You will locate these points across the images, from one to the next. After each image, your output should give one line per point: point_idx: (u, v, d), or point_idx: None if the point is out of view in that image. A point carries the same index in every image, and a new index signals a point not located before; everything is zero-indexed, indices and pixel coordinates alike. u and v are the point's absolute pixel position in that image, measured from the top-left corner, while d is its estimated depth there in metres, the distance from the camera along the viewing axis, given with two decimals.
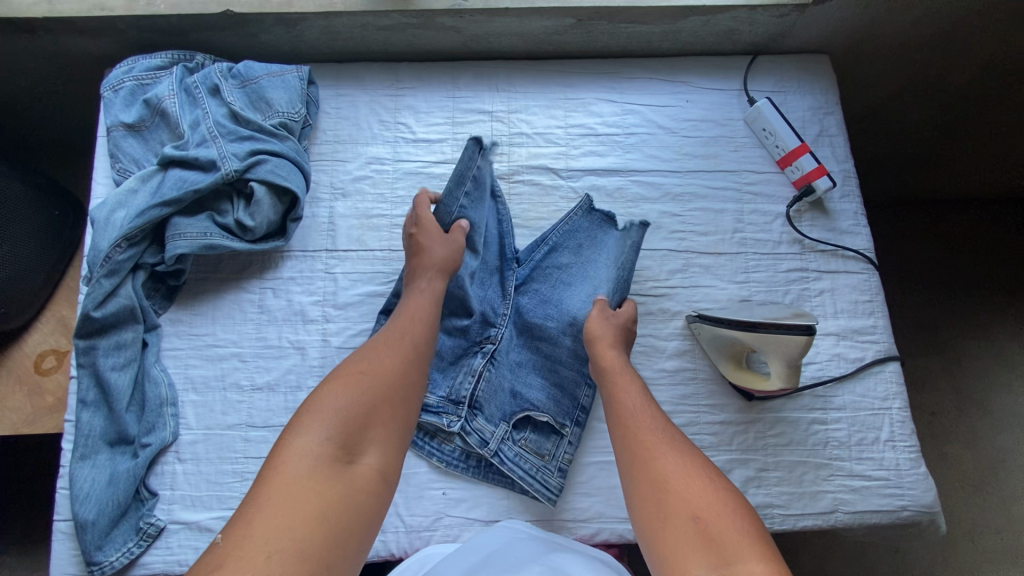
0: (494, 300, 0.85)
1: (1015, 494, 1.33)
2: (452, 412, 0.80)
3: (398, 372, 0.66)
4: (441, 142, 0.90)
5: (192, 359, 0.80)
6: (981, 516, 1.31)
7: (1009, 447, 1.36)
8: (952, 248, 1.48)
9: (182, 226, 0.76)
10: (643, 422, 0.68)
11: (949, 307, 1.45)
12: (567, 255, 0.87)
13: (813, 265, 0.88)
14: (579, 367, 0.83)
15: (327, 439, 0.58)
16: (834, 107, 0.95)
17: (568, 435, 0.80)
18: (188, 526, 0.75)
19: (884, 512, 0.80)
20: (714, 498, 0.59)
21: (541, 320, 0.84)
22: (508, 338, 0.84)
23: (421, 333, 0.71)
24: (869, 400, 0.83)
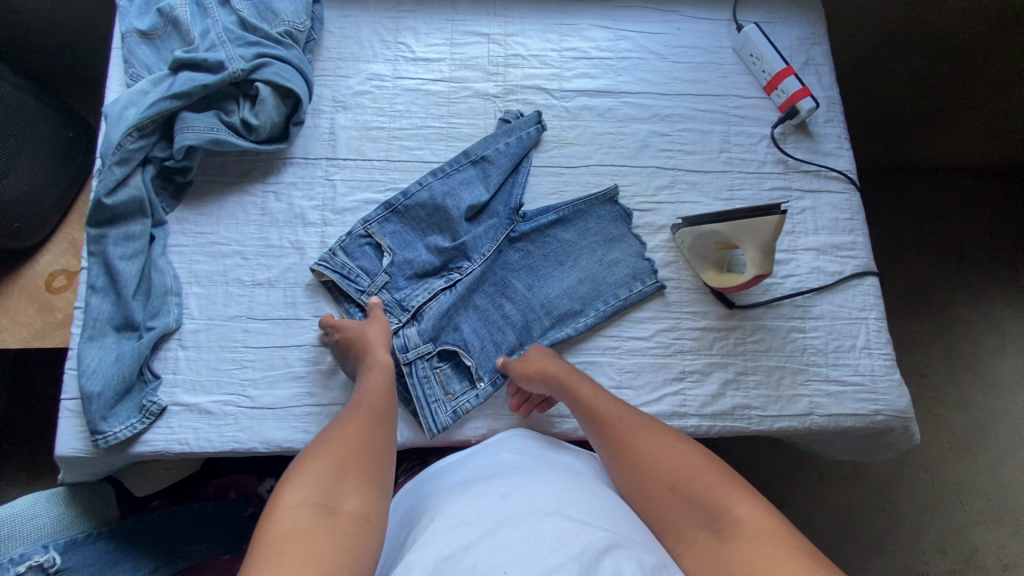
0: (479, 239, 0.86)
1: (999, 451, 1.35)
2: (393, 316, 0.82)
3: (365, 447, 0.63)
4: (439, 62, 0.94)
5: (196, 255, 0.84)
6: (965, 469, 1.34)
7: (994, 405, 1.39)
8: (945, 208, 1.50)
9: (190, 121, 0.79)
10: (606, 416, 0.71)
11: (941, 268, 1.48)
12: (572, 232, 0.89)
13: (796, 185, 0.91)
14: (523, 333, 0.84)
15: (306, 499, 0.55)
16: (821, 38, 0.98)
17: (480, 387, 0.80)
18: (189, 408, 0.79)
19: (859, 416, 0.82)
20: (685, 462, 0.64)
21: (515, 282, 0.86)
22: (476, 276, 0.84)
23: (381, 413, 0.68)
24: (846, 310, 0.86)
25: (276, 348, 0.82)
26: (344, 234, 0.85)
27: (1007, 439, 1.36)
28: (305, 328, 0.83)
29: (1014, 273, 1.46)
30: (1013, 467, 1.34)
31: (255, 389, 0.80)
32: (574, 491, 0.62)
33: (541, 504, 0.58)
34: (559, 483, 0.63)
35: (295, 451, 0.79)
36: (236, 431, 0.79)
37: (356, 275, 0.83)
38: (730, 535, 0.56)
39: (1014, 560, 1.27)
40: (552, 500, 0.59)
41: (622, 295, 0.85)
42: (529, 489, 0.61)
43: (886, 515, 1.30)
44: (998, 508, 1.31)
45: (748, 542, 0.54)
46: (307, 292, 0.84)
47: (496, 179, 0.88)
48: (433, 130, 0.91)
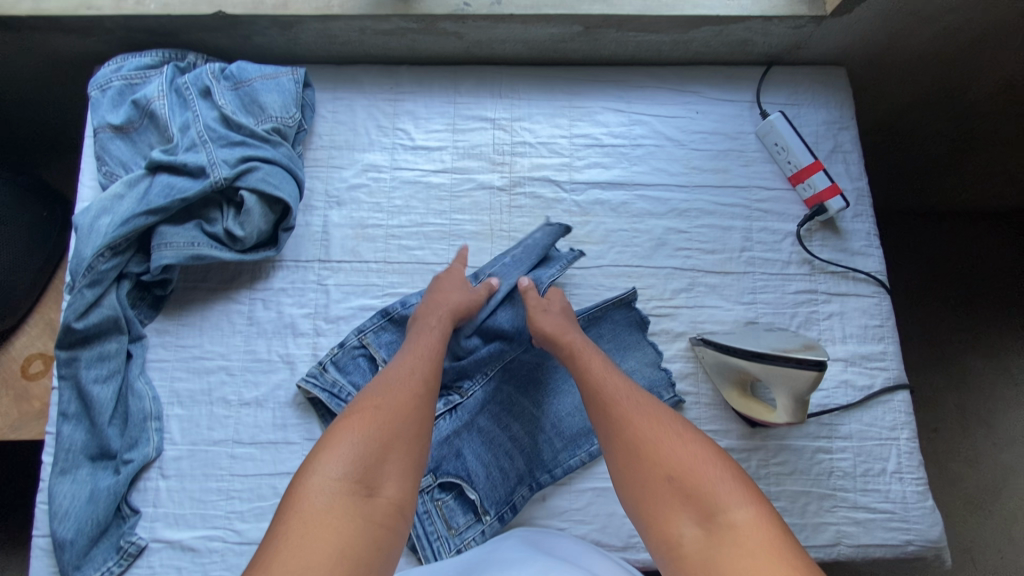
0: (482, 360, 0.80)
1: (1014, 509, 1.30)
2: None
3: (410, 406, 0.62)
4: (440, 150, 0.87)
5: (178, 371, 0.78)
6: (979, 530, 1.29)
7: (1009, 459, 1.33)
8: (964, 261, 1.45)
9: (169, 236, 0.73)
10: (609, 393, 0.67)
11: (959, 326, 1.42)
12: None
13: (822, 287, 0.85)
14: (531, 458, 0.78)
15: (345, 473, 0.55)
16: (849, 122, 0.91)
17: (486, 522, 0.75)
18: (171, 545, 0.73)
19: (889, 546, 0.77)
20: (688, 450, 0.60)
21: (523, 399, 0.81)
22: (478, 399, 0.80)
23: (431, 368, 0.67)
24: (876, 429, 0.80)
25: (264, 476, 0.76)
26: (337, 346, 0.78)
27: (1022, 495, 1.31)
28: (296, 452, 0.77)
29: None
30: None
31: (242, 522, 0.74)
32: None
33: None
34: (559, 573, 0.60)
35: None
36: (222, 571, 0.73)
37: (345, 393, 0.76)
38: (721, 541, 0.53)
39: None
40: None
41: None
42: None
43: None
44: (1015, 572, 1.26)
45: (736, 551, 0.51)
46: (298, 412, 0.78)
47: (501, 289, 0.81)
48: (434, 227, 0.84)
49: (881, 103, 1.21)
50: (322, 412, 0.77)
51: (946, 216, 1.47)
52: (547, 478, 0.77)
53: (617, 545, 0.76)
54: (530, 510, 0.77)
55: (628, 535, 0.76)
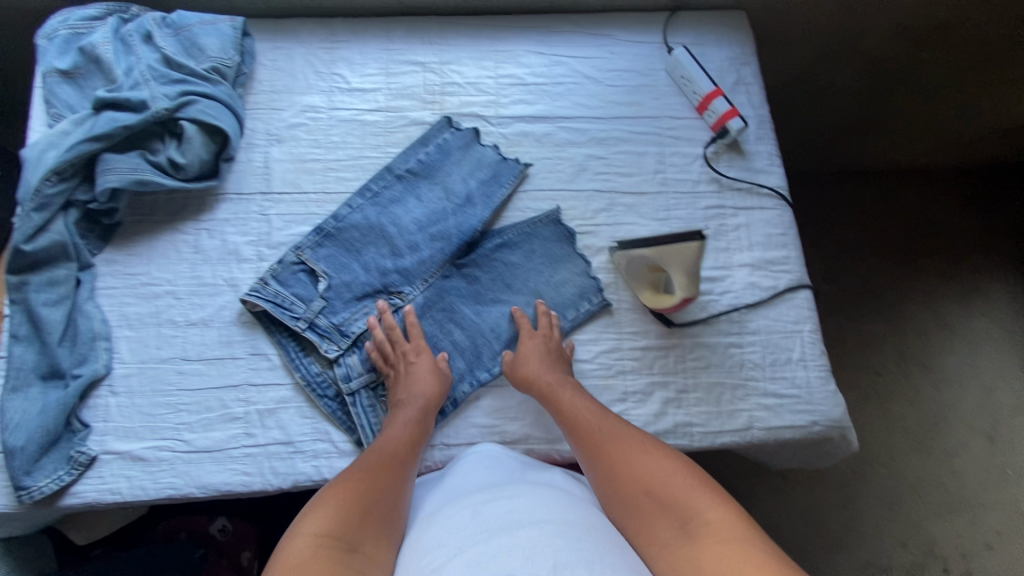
0: (421, 265, 0.86)
1: (953, 444, 1.39)
2: (334, 340, 0.82)
3: (385, 489, 0.66)
4: (375, 91, 0.93)
5: (126, 297, 0.82)
6: (921, 463, 1.37)
7: (946, 398, 1.43)
8: (881, 209, 1.57)
9: (112, 162, 0.78)
10: (591, 429, 0.73)
11: (886, 269, 1.52)
12: (518, 254, 0.90)
13: (730, 202, 0.93)
14: (472, 360, 0.85)
15: (325, 530, 0.59)
16: (750, 58, 1.00)
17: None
18: (122, 455, 0.77)
19: (797, 427, 0.84)
20: (660, 466, 0.67)
21: (463, 306, 0.87)
22: (419, 304, 0.86)
23: (409, 456, 0.72)
24: (781, 324, 0.88)
25: (211, 390, 0.80)
26: (276, 263, 0.84)
27: (959, 432, 1.40)
28: (241, 367, 0.81)
29: (956, 269, 1.51)
30: (968, 460, 1.38)
31: (190, 432, 0.79)
32: (543, 500, 0.65)
33: (514, 514, 0.61)
34: (527, 493, 0.66)
35: (235, 494, 0.78)
36: (172, 478, 0.77)
37: (289, 301, 0.82)
38: (698, 536, 0.59)
39: (971, 549, 1.30)
40: (521, 512, 0.61)
41: (569, 316, 0.88)
42: (498, 503, 0.64)
43: (848, 512, 1.33)
44: (956, 502, 1.34)
45: (710, 541, 0.58)
46: (243, 330, 0.83)
47: (429, 196, 0.90)
48: (370, 159, 0.90)
49: (790, 60, 1.30)
50: (268, 321, 0.83)
51: (862, 172, 1.60)
52: (486, 377, 0.83)
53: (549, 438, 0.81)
54: (467, 410, 0.82)
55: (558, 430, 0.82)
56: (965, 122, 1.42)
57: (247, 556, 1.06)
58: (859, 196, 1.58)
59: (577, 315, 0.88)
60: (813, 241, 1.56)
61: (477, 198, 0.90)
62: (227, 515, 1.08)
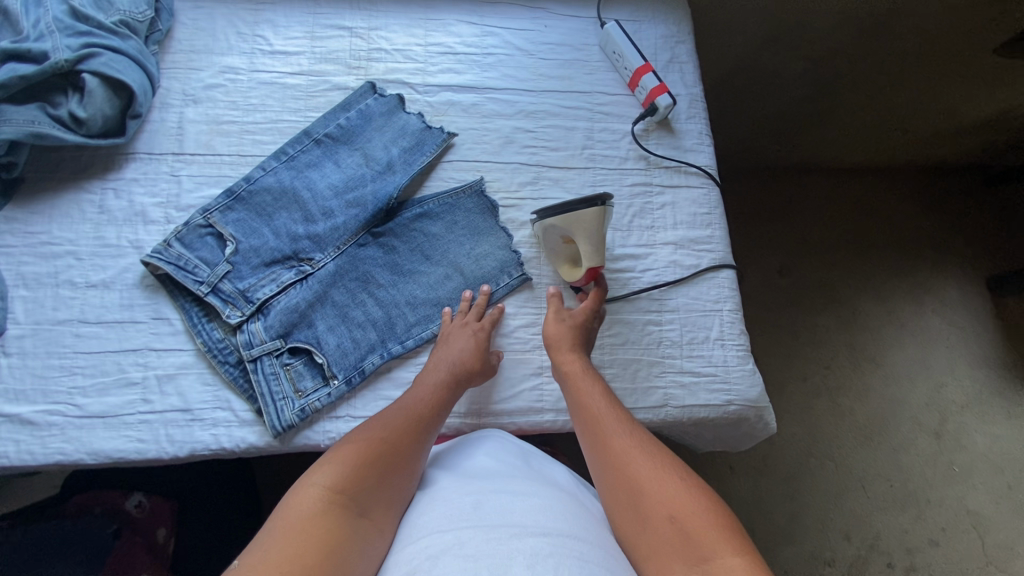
0: (335, 231, 0.85)
1: (900, 441, 1.40)
2: (237, 305, 0.80)
3: (404, 449, 0.66)
4: (298, 55, 0.91)
5: (25, 256, 0.80)
6: (869, 459, 1.38)
7: (896, 395, 1.43)
8: (833, 203, 1.57)
9: (8, 113, 0.75)
10: (610, 426, 0.69)
11: (836, 263, 1.53)
12: (439, 225, 0.88)
13: (657, 180, 0.92)
14: (384, 329, 0.83)
15: (336, 484, 0.59)
16: (685, 36, 0.99)
17: (333, 384, 0.79)
18: (10, 418, 0.74)
19: (712, 406, 0.84)
20: (682, 491, 0.60)
21: (377, 275, 0.85)
22: (330, 271, 0.84)
23: (433, 417, 0.71)
24: (701, 302, 0.87)
25: (109, 353, 0.78)
26: (182, 225, 0.82)
27: (908, 428, 1.41)
28: (142, 331, 0.79)
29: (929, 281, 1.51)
30: (915, 457, 1.38)
31: (84, 396, 0.76)
32: (553, 506, 0.63)
33: (523, 516, 0.59)
34: (538, 496, 0.64)
35: (128, 462, 0.75)
36: (61, 443, 0.74)
37: (193, 264, 0.80)
38: None
39: (916, 545, 1.31)
40: (528, 515, 0.59)
41: (487, 290, 0.86)
42: (505, 499, 0.62)
43: (793, 504, 1.33)
44: (900, 497, 1.35)
45: None
46: (147, 293, 0.80)
47: (349, 161, 0.88)
48: (289, 123, 0.88)
49: (732, 46, 1.30)
50: (172, 285, 0.81)
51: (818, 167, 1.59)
52: (398, 347, 0.81)
53: (459, 411, 0.81)
54: (376, 380, 0.81)
55: (469, 402, 0.81)
56: (922, 121, 1.39)
57: (163, 532, 1.03)
58: (811, 190, 1.58)
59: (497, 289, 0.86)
60: (763, 233, 1.55)
61: (397, 164, 0.88)
62: (145, 491, 1.06)
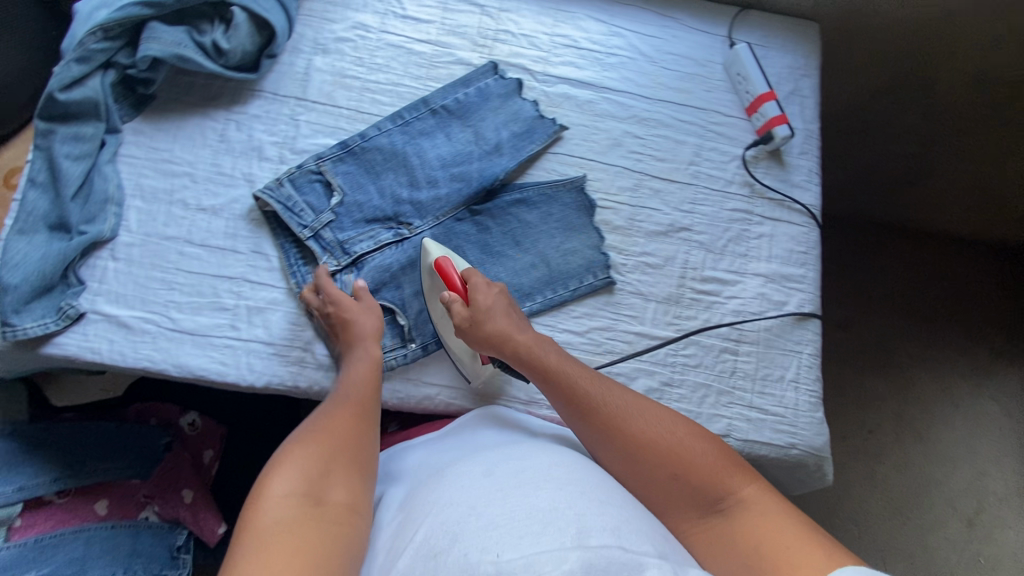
0: (436, 202, 0.87)
1: (932, 519, 1.35)
2: (335, 254, 0.84)
3: (343, 439, 0.66)
4: (428, 24, 0.93)
5: (145, 169, 0.83)
6: (896, 531, 1.34)
7: (936, 472, 1.38)
8: (908, 270, 1.50)
9: (158, 32, 0.78)
10: (599, 401, 0.71)
11: (898, 330, 1.47)
12: (534, 214, 0.89)
13: (758, 210, 0.91)
14: None
15: (290, 490, 0.59)
16: (812, 70, 0.97)
17: (411, 346, 0.82)
18: (109, 319, 0.78)
19: (774, 446, 0.83)
20: (689, 444, 0.66)
21: (467, 252, 0.87)
22: (425, 239, 0.86)
23: (367, 403, 0.72)
24: (782, 341, 0.86)
25: (208, 277, 0.81)
26: (295, 167, 0.85)
27: (942, 508, 1.36)
28: (241, 261, 0.82)
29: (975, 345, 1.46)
30: (943, 538, 1.33)
31: (178, 312, 0.80)
32: (557, 463, 0.64)
33: (526, 477, 0.60)
34: (540, 457, 0.65)
35: (207, 381, 0.79)
36: (151, 351, 0.78)
37: (299, 207, 0.83)
38: (735, 518, 0.61)
39: None
40: (535, 474, 0.61)
41: (571, 286, 0.86)
42: (511, 464, 0.63)
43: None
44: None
45: (750, 521, 0.60)
46: (250, 226, 0.83)
47: (460, 136, 0.90)
48: (409, 89, 0.90)
49: (850, 88, 1.25)
50: (276, 222, 0.84)
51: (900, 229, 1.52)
52: None
53: (521, 399, 0.83)
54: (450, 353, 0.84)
55: (532, 393, 0.84)
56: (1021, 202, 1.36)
57: (209, 455, 1.09)
58: (889, 251, 1.50)
59: (579, 288, 0.86)
60: (830, 285, 1.50)
61: (506, 147, 0.89)
62: (198, 412, 1.11)
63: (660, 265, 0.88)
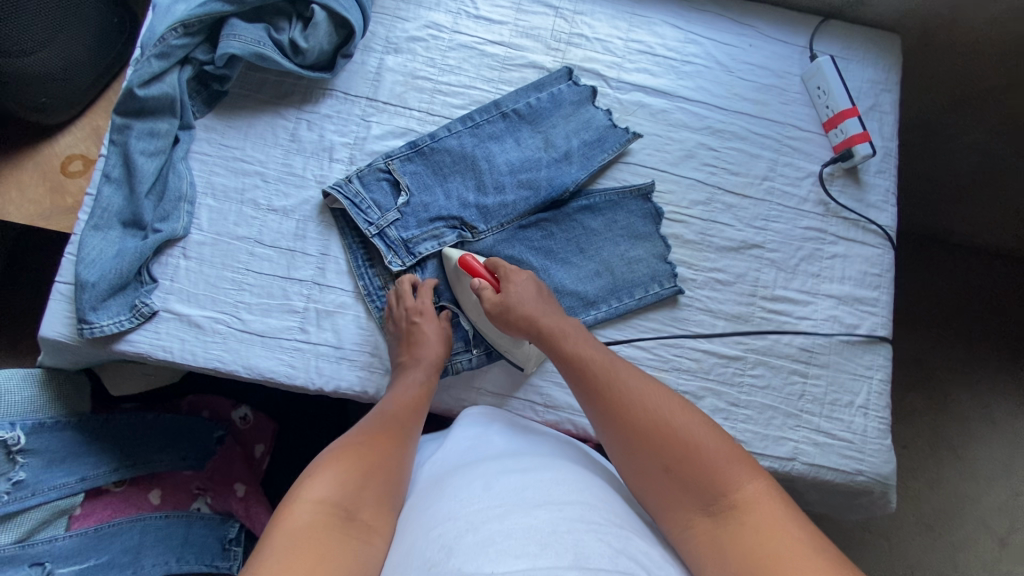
0: (503, 207, 0.85)
1: (963, 537, 1.24)
2: (399, 253, 0.81)
3: (390, 449, 0.63)
4: (501, 25, 0.90)
5: (216, 167, 0.82)
6: (925, 548, 1.23)
7: (969, 490, 1.26)
8: (970, 290, 1.35)
9: (238, 29, 0.78)
10: (604, 379, 0.66)
11: (938, 343, 1.33)
12: (599, 221, 0.87)
13: (832, 229, 0.89)
14: None
15: (330, 495, 0.56)
16: (894, 85, 0.94)
17: (475, 352, 0.81)
18: (180, 318, 0.78)
19: (840, 471, 0.81)
20: (692, 429, 0.60)
21: (529, 258, 0.85)
22: (489, 245, 0.84)
23: (415, 416, 0.70)
24: (852, 365, 0.85)
25: (277, 278, 0.80)
26: (365, 166, 0.84)
27: (974, 527, 1.24)
28: (310, 263, 0.81)
29: None
30: (974, 559, 1.22)
31: (248, 313, 0.79)
32: (565, 479, 0.59)
33: (528, 491, 0.56)
34: (545, 469, 0.60)
35: (276, 383, 0.79)
36: (221, 351, 0.78)
37: (366, 204, 0.81)
38: (732, 519, 0.54)
39: None
40: (543, 489, 0.56)
41: (637, 296, 0.84)
42: (515, 478, 0.58)
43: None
44: None
45: (749, 526, 0.53)
46: (319, 229, 0.82)
47: (529, 142, 0.88)
48: (480, 92, 0.89)
49: (918, 103, 1.21)
50: (343, 221, 0.82)
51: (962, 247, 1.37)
52: None
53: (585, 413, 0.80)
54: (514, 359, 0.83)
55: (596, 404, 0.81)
56: None
57: (261, 450, 1.09)
58: (949, 268, 1.36)
59: (644, 297, 0.84)
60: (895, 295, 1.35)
61: (576, 156, 0.87)
62: (249, 406, 1.11)
63: (730, 282, 0.86)
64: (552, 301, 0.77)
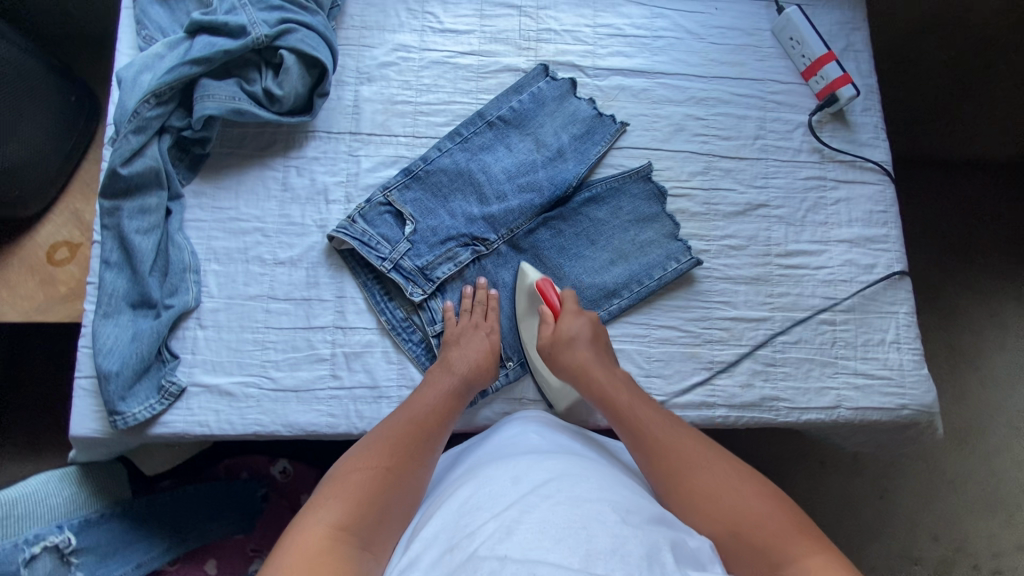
0: (509, 214, 0.84)
1: (997, 442, 1.26)
2: (417, 282, 0.81)
3: (408, 466, 0.61)
4: (468, 34, 0.89)
5: (214, 231, 0.81)
6: (962, 460, 1.25)
7: (995, 396, 1.29)
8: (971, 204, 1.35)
9: (212, 88, 0.77)
10: (658, 433, 0.66)
11: (939, 262, 1.33)
12: (605, 211, 0.86)
13: (831, 174, 0.89)
14: None
15: (342, 519, 0.54)
16: (862, 22, 0.94)
17: (509, 366, 0.81)
18: (209, 389, 0.76)
19: (885, 409, 0.82)
20: (757, 499, 0.58)
21: (544, 264, 0.84)
22: (502, 254, 0.84)
23: (437, 425, 0.67)
24: (878, 304, 0.86)
25: (299, 330, 0.79)
26: (364, 202, 0.82)
27: (1005, 429, 1.27)
28: (327, 308, 0.80)
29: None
30: (1010, 460, 1.25)
31: (277, 370, 0.78)
32: (593, 480, 0.57)
33: (557, 484, 0.54)
34: (577, 467, 0.59)
35: (319, 435, 0.78)
36: (258, 414, 0.77)
37: (374, 239, 0.80)
38: None
39: (1004, 549, 1.20)
40: (569, 485, 0.55)
41: (655, 276, 0.84)
42: (547, 472, 0.57)
43: (882, 503, 1.22)
44: (993, 502, 1.23)
45: None
46: (329, 272, 0.81)
47: (520, 146, 0.87)
48: (461, 105, 0.88)
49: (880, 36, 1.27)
50: (354, 263, 0.81)
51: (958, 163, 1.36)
52: None
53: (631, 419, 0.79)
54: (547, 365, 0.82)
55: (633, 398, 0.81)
56: None
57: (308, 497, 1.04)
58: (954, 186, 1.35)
59: (662, 277, 0.83)
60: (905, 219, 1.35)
61: (568, 151, 0.87)
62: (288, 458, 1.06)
63: (743, 246, 0.87)
64: (604, 334, 0.78)
